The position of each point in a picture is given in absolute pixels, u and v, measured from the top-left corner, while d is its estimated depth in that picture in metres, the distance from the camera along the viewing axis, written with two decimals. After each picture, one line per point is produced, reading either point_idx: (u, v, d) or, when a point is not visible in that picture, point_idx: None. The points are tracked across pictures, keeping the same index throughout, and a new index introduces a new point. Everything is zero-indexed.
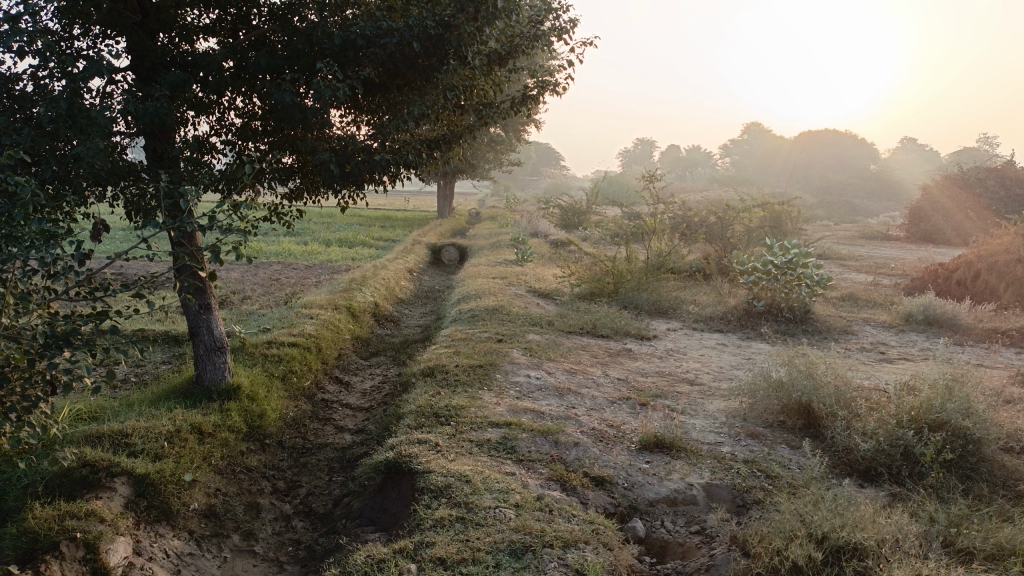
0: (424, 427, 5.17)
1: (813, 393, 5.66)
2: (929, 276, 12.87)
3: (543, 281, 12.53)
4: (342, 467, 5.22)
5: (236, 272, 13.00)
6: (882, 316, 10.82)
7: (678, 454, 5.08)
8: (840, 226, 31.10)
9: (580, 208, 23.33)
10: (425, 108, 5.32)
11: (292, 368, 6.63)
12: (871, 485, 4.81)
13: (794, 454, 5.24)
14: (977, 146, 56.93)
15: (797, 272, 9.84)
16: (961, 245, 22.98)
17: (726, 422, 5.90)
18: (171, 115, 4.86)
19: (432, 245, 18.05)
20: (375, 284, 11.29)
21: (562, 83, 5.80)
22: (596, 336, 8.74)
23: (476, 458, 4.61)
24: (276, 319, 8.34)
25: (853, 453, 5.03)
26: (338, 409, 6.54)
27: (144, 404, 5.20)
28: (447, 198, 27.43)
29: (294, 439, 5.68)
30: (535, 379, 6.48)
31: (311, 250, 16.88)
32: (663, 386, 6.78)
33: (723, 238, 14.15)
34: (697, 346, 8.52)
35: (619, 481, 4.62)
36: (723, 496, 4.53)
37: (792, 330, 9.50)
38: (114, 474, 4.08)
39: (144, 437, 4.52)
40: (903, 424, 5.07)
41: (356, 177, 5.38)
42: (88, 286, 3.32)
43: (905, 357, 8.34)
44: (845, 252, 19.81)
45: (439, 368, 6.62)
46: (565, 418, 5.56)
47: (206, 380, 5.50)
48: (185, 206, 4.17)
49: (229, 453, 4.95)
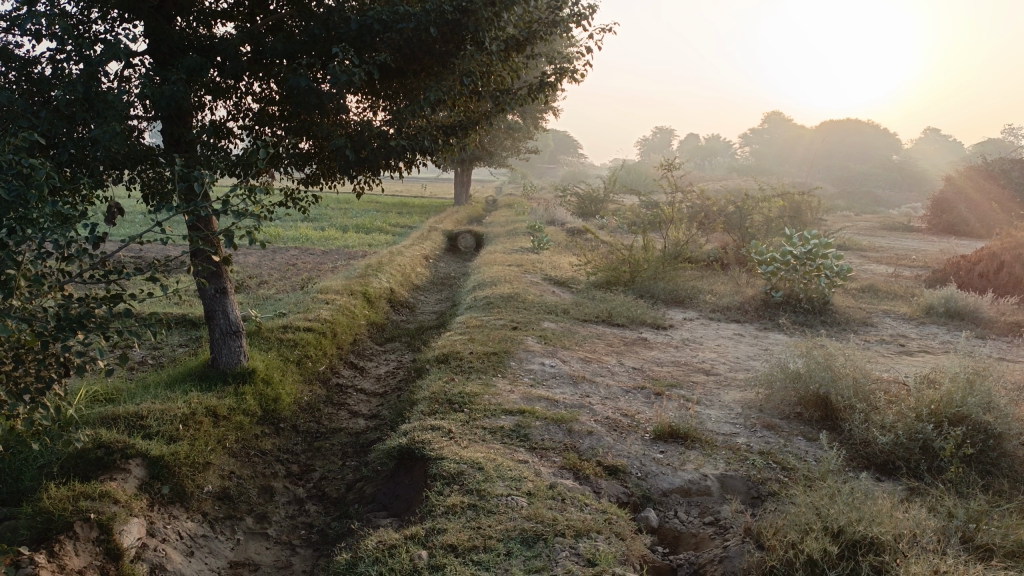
0: (437, 414, 5.16)
1: (831, 385, 5.59)
2: (951, 268, 12.68)
3: (559, 268, 12.48)
4: (356, 452, 5.23)
5: (254, 256, 13.05)
6: (903, 308, 10.69)
7: (693, 444, 5.05)
8: (861, 217, 30.74)
9: (598, 195, 23.21)
10: (441, 93, 5.28)
11: (307, 352, 6.65)
12: (889, 478, 4.75)
13: (810, 446, 5.18)
14: (1002, 137, 56.06)
15: (817, 262, 9.73)
16: (985, 237, 22.64)
17: (742, 413, 5.85)
18: (187, 98, 4.85)
19: (448, 231, 18.03)
20: (391, 270, 11.30)
21: (581, 69, 5.73)
22: (611, 324, 8.69)
23: (489, 446, 4.60)
24: (293, 304, 8.36)
25: (871, 446, 4.96)
26: (352, 394, 6.55)
27: (160, 387, 5.23)
28: (464, 185, 27.39)
29: (308, 424, 5.70)
30: (549, 367, 6.45)
31: (328, 236, 16.91)
32: (679, 376, 6.73)
33: (741, 227, 14.02)
34: (714, 335, 8.45)
35: (632, 470, 4.59)
36: (737, 487, 4.49)
37: (810, 321, 9.41)
38: (128, 456, 4.10)
39: (159, 419, 4.54)
40: (922, 418, 5.00)
41: (372, 162, 5.35)
42: (102, 268, 3.32)
43: (926, 350, 8.23)
44: (865, 243, 19.60)
45: (453, 355, 6.60)
46: (579, 406, 5.53)
47: (221, 364, 5.52)
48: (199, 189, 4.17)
49: (244, 437, 4.96)
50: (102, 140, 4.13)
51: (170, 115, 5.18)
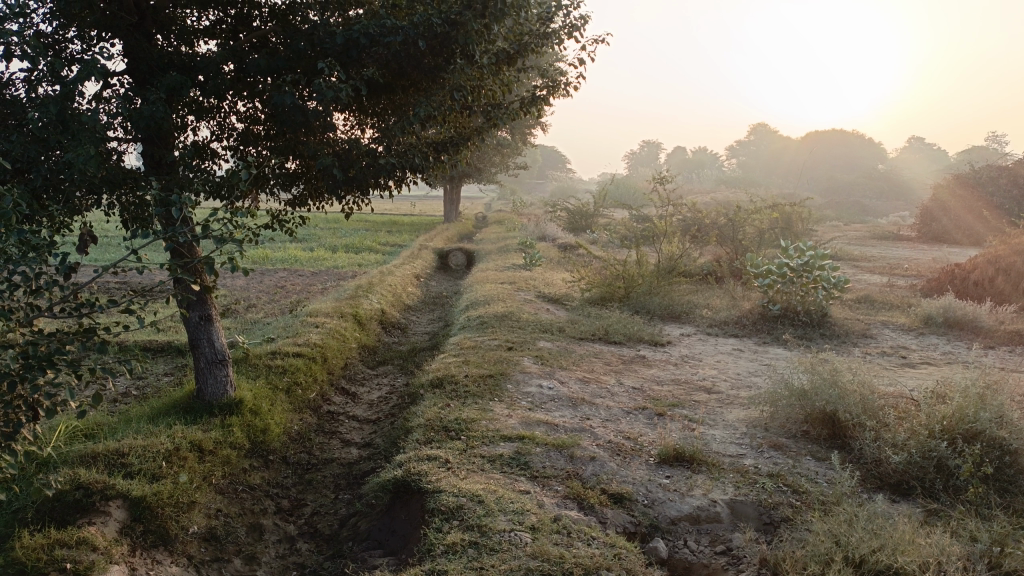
0: (433, 443, 4.95)
1: (838, 402, 5.42)
2: (946, 277, 12.59)
3: (552, 285, 12.32)
4: (348, 484, 5.01)
5: (241, 279, 12.83)
6: (900, 318, 10.57)
7: (699, 468, 4.86)
8: (850, 226, 30.77)
9: (588, 210, 23.11)
10: (432, 109, 5.12)
11: (296, 379, 6.43)
12: (904, 500, 4.58)
13: (820, 466, 5.00)
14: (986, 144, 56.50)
15: (813, 274, 9.62)
16: (975, 245, 22.64)
17: (747, 432, 5.67)
18: (168, 120, 4.68)
19: (439, 250, 17.86)
20: (382, 291, 11.10)
21: (574, 83, 5.59)
22: (608, 342, 8.52)
23: (488, 475, 4.40)
24: (281, 329, 8.15)
25: (883, 465, 4.79)
26: (345, 422, 6.34)
27: (143, 420, 5.02)
28: (454, 203, 27.28)
29: (298, 455, 5.48)
30: (547, 389, 6.26)
31: (316, 256, 16.70)
32: (680, 395, 6.55)
33: (734, 239, 13.90)
34: (713, 351, 8.29)
35: (638, 498, 4.39)
36: (748, 513, 4.30)
37: (810, 334, 9.26)
38: (108, 497, 3.89)
39: (141, 456, 4.32)
40: (935, 435, 4.83)
41: (361, 182, 5.17)
42: (74, 302, 3.11)
43: (928, 362, 8.09)
44: (857, 253, 19.54)
45: (448, 378, 6.40)
46: (580, 430, 5.34)
47: (207, 395, 5.31)
48: (178, 215, 3.98)
49: (231, 471, 4.75)
50: (76, 165, 3.94)
51: (151, 137, 5.00)
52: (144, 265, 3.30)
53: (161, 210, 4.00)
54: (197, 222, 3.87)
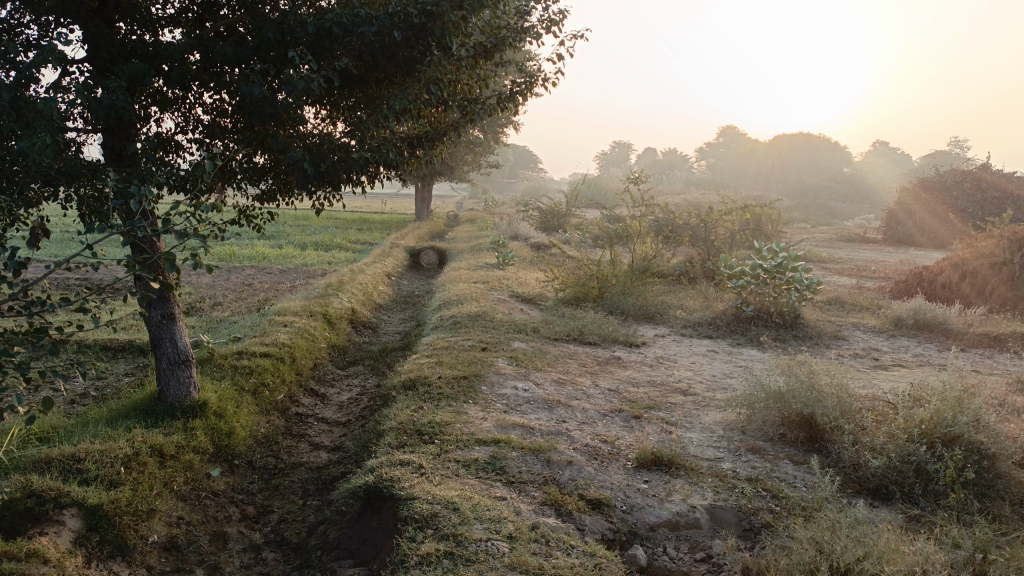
0: (406, 448, 4.79)
1: (816, 405, 5.37)
2: (913, 279, 12.71)
3: (525, 285, 12.21)
4: (317, 490, 4.84)
5: (207, 277, 12.54)
6: (871, 320, 10.63)
7: (678, 472, 4.77)
8: (818, 228, 31.10)
9: (560, 210, 23.04)
10: (407, 102, 4.96)
11: (263, 381, 6.24)
12: (884, 505, 4.54)
13: (799, 470, 4.95)
14: (949, 149, 57.57)
15: (787, 275, 9.62)
16: (939, 249, 22.98)
17: (724, 436, 5.60)
18: (130, 109, 4.47)
19: (410, 248, 17.65)
20: (352, 289, 10.89)
21: (553, 78, 5.47)
22: (583, 343, 8.43)
23: (464, 481, 4.27)
24: (248, 328, 7.93)
25: (862, 470, 4.76)
26: (313, 425, 6.15)
27: (100, 423, 4.80)
28: (425, 201, 27.05)
29: (265, 459, 5.29)
30: (522, 391, 6.13)
31: (285, 254, 16.39)
32: (656, 397, 6.46)
33: (706, 240, 13.91)
34: (687, 353, 8.24)
35: (617, 504, 4.28)
36: (728, 519, 4.22)
37: (783, 336, 9.25)
38: (63, 506, 3.69)
39: (98, 462, 4.11)
40: (913, 439, 4.80)
41: (332, 177, 4.99)
42: (23, 299, 2.90)
43: (900, 364, 8.12)
44: (825, 255, 19.75)
45: (421, 380, 6.24)
46: (556, 434, 5.22)
47: (169, 397, 5.10)
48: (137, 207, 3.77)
49: (193, 477, 4.55)
50: (29, 155, 3.72)
51: (111, 127, 4.78)
52: (100, 261, 3.10)
53: (119, 201, 3.79)
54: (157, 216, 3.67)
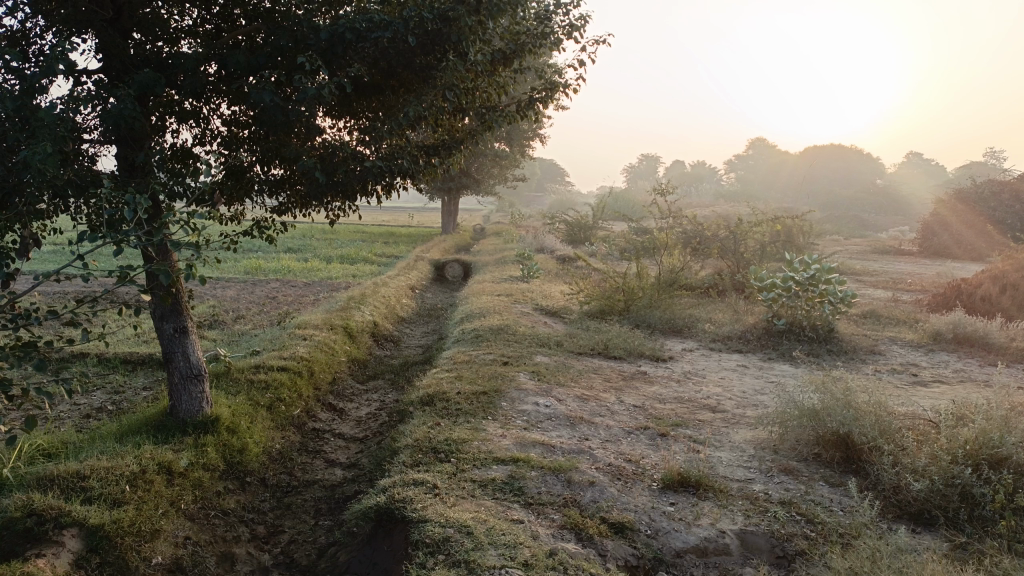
0: (421, 466, 4.62)
1: (853, 424, 5.10)
2: (951, 292, 12.29)
3: (550, 297, 12.02)
4: (330, 510, 4.67)
5: (231, 290, 12.53)
6: (908, 334, 10.27)
7: (705, 495, 4.54)
8: (850, 240, 30.51)
9: (587, 222, 22.83)
10: (422, 109, 4.83)
11: (279, 395, 6.11)
12: (927, 531, 4.27)
13: (835, 493, 4.69)
14: (985, 159, 56.41)
15: (819, 288, 9.35)
16: (977, 261, 22.37)
17: (755, 455, 5.34)
18: (141, 118, 4.39)
19: (435, 261, 17.54)
20: (374, 302, 10.78)
21: (574, 85, 5.31)
22: (608, 357, 8.20)
23: (479, 503, 4.07)
24: (268, 341, 7.82)
25: (903, 493, 4.48)
26: (330, 440, 6.00)
27: (110, 439, 4.70)
28: (452, 215, 26.99)
29: (278, 476, 5.15)
30: (543, 407, 5.93)
31: (311, 267, 16.38)
32: (683, 414, 6.22)
33: (736, 252, 13.61)
34: (716, 368, 7.97)
35: (641, 527, 4.05)
36: (760, 545, 3.98)
37: (817, 350, 8.94)
38: (63, 526, 3.56)
39: (103, 480, 3.99)
40: (958, 461, 4.51)
41: (346, 186, 4.85)
42: (12, 311, 2.80)
43: (940, 380, 7.78)
44: (858, 267, 19.28)
45: (439, 395, 6.07)
46: (578, 452, 5.02)
47: (181, 412, 4.98)
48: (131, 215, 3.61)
49: (202, 496, 4.43)
50: (32, 164, 3.63)
51: (124, 138, 4.70)
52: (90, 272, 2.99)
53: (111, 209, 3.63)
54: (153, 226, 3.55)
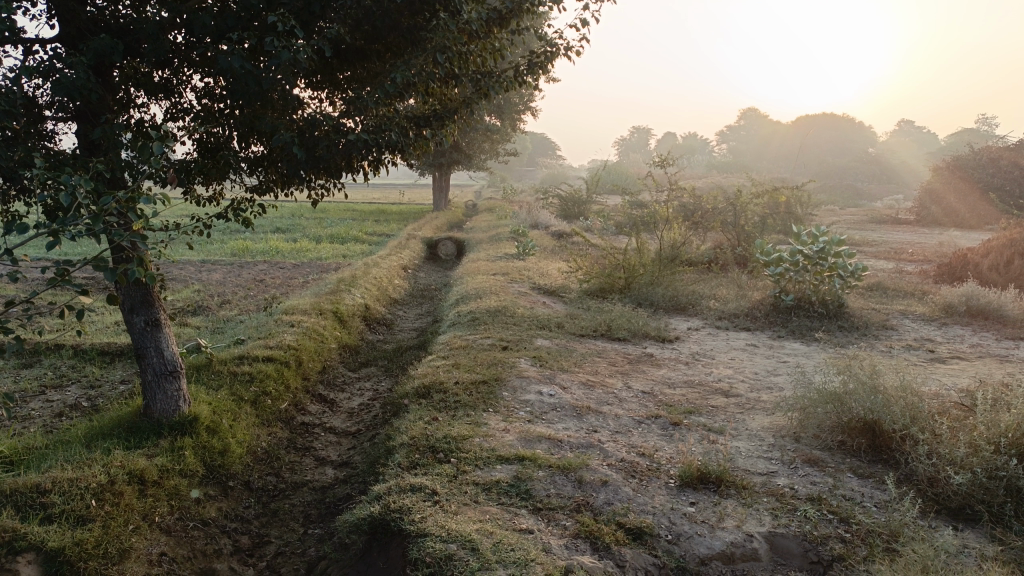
0: (418, 468, 4.24)
1: (882, 410, 4.75)
2: (958, 262, 11.95)
3: (546, 275, 11.62)
4: (320, 516, 4.29)
5: (217, 273, 12.09)
6: (919, 307, 9.93)
7: (727, 492, 4.17)
8: (846, 210, 30.14)
9: (581, 196, 22.37)
10: (410, 75, 4.37)
11: (265, 389, 5.72)
12: (970, 529, 3.93)
13: (866, 486, 4.34)
14: (978, 126, 56.05)
15: (829, 262, 8.97)
16: (978, 228, 22.03)
17: (775, 445, 4.99)
18: (99, 91, 3.93)
19: (427, 239, 17.08)
20: (365, 284, 10.34)
21: (576, 47, 4.87)
22: (611, 339, 7.82)
23: (484, 510, 3.70)
24: (253, 329, 7.41)
25: (941, 487, 4.13)
26: (320, 436, 5.62)
27: (79, 444, 4.32)
28: (443, 191, 26.48)
29: (264, 478, 4.76)
30: (547, 397, 5.55)
31: (299, 248, 15.90)
32: (695, 400, 5.85)
33: (736, 226, 13.21)
34: (725, 347, 7.61)
35: (662, 533, 3.69)
36: (791, 549, 3.63)
37: (827, 326, 8.58)
38: (18, 551, 3.19)
39: (66, 494, 3.60)
40: (1002, 451, 4.16)
41: (329, 162, 4.38)
42: None
43: (958, 356, 7.44)
44: (858, 237, 18.92)
45: (436, 387, 5.68)
46: (588, 447, 4.65)
47: (155, 413, 4.59)
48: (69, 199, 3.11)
49: (179, 505, 4.06)
50: None
51: (84, 113, 4.25)
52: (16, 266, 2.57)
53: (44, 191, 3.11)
54: (97, 213, 3.13)
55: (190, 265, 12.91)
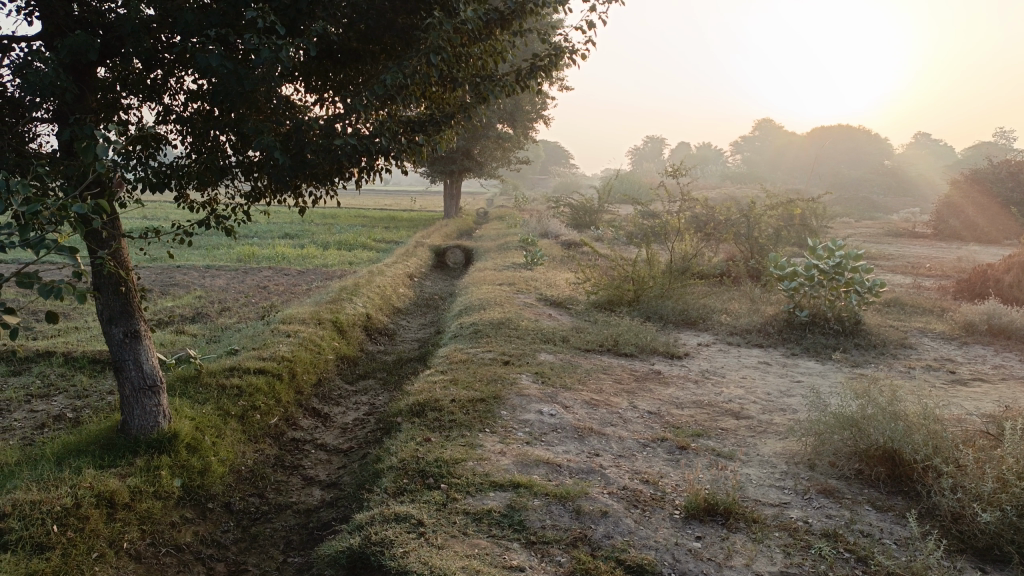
0: (405, 495, 3.99)
1: (903, 439, 4.45)
2: (978, 278, 11.61)
3: (554, 286, 11.36)
4: (302, 543, 4.03)
5: (221, 279, 11.91)
6: (938, 324, 9.59)
7: (736, 525, 3.89)
8: (861, 223, 29.71)
9: (593, 206, 22.11)
10: (404, 77, 4.13)
11: (254, 403, 5.48)
12: (999, 571, 3.63)
13: (885, 521, 4.05)
14: (998, 138, 55.40)
15: (845, 277, 8.66)
16: (999, 243, 21.56)
17: (788, 473, 4.70)
18: (75, 91, 3.73)
19: (436, 246, 16.87)
20: (368, 293, 10.11)
21: (581, 49, 4.61)
22: (618, 354, 7.54)
23: (473, 544, 3.45)
24: (248, 339, 7.17)
25: (967, 524, 3.84)
26: (310, 453, 5.36)
27: (51, 460, 4.11)
28: (454, 199, 26.28)
29: (246, 500, 4.51)
30: (548, 417, 5.28)
31: (307, 254, 15.72)
32: (703, 422, 5.56)
33: (749, 238, 12.91)
34: (736, 365, 7.32)
35: (664, 570, 3.41)
36: None
37: (842, 344, 8.26)
38: None
39: (25, 519, 3.39)
40: None
41: (317, 168, 4.15)
42: None
43: (980, 378, 7.11)
44: (875, 251, 18.53)
45: (431, 404, 5.42)
46: (588, 473, 4.38)
47: (132, 429, 4.36)
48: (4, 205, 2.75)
49: (151, 530, 3.83)
50: None
51: (64, 113, 4.05)
52: None
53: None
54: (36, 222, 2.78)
55: (194, 270, 12.74)
